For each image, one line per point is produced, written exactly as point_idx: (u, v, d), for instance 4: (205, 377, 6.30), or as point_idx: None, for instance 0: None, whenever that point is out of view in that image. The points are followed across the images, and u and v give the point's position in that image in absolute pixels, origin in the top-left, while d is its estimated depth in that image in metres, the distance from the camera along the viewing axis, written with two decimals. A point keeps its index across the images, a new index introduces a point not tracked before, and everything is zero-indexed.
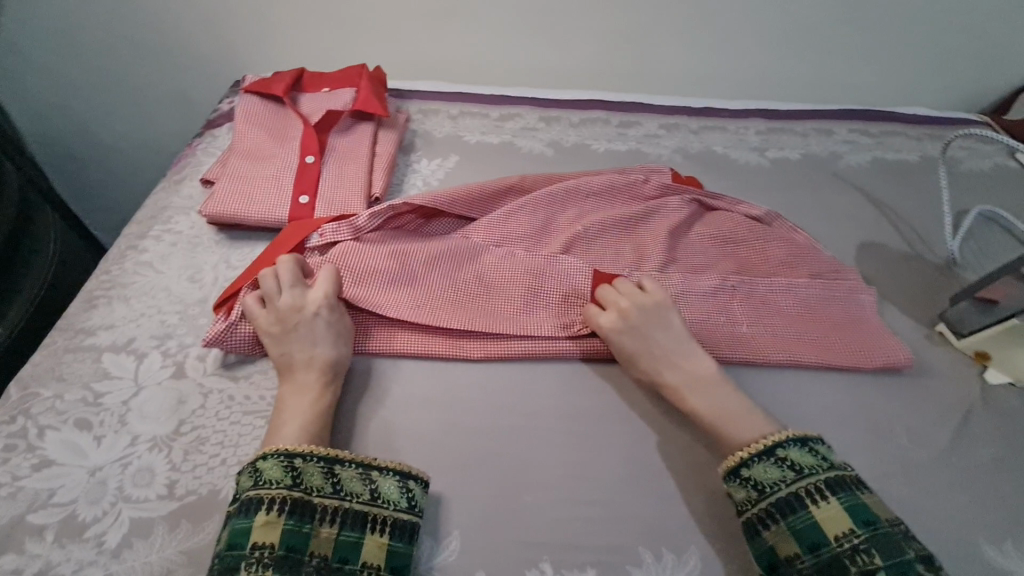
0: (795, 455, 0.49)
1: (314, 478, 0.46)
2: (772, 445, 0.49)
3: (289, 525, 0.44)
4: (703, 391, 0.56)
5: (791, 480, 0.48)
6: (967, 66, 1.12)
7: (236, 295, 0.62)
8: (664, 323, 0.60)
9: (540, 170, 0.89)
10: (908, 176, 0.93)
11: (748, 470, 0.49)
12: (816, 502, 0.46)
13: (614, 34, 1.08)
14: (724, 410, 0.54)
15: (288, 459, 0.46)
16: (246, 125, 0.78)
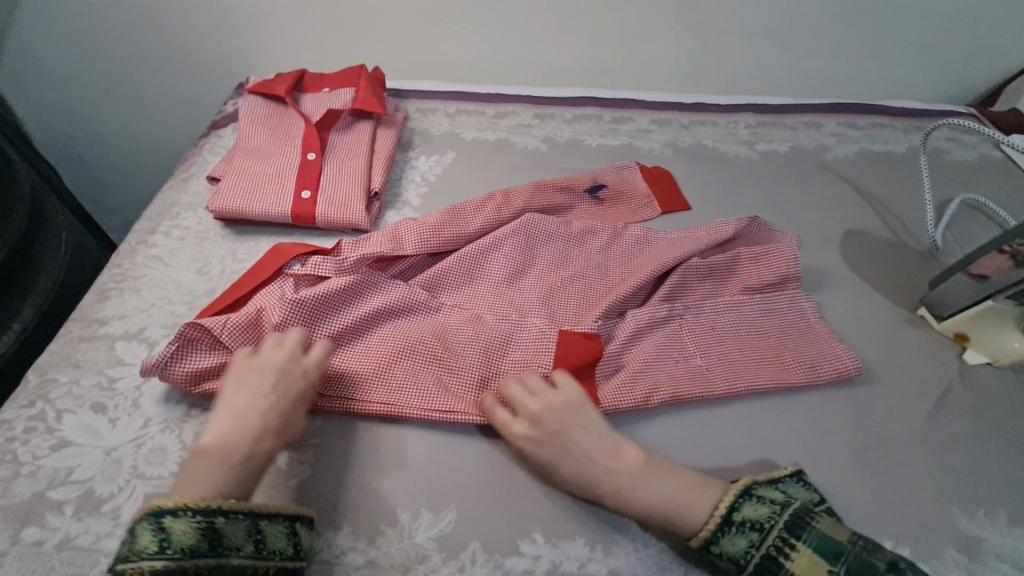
0: (748, 513, 0.49)
1: (184, 537, 0.43)
2: (727, 513, 0.49)
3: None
4: (642, 480, 0.51)
5: (758, 542, 0.48)
6: (955, 59, 1.14)
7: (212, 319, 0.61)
8: (584, 418, 0.55)
9: (534, 165, 0.92)
10: (894, 167, 0.96)
11: (717, 546, 0.49)
12: (786, 555, 0.46)
13: (606, 32, 1.11)
14: (669, 499, 0.50)
15: (157, 522, 0.43)
16: (249, 124, 0.81)
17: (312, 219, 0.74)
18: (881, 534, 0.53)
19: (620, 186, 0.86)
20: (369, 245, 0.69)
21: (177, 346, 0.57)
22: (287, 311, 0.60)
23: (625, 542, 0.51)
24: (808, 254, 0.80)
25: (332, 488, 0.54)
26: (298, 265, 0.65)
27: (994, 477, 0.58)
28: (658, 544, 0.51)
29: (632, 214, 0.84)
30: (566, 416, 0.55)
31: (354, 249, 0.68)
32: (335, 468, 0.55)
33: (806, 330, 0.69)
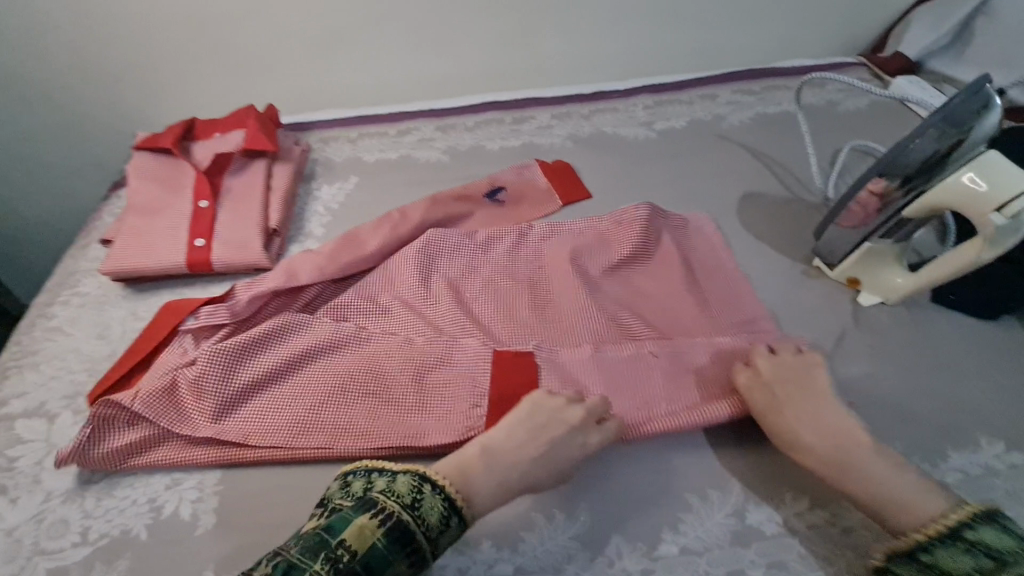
0: (987, 538, 0.45)
1: (431, 513, 0.47)
2: (955, 532, 0.46)
3: (378, 543, 0.44)
4: (865, 461, 0.51)
5: (987, 569, 0.44)
6: (840, 12, 1.18)
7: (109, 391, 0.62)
8: (810, 389, 0.57)
9: (436, 178, 0.93)
10: (788, 126, 0.98)
11: (931, 556, 0.46)
12: None
13: (497, 36, 1.13)
14: (885, 489, 0.49)
15: (419, 480, 0.49)
16: (139, 180, 0.81)
17: (208, 265, 0.75)
18: (783, 487, 0.54)
19: (519, 186, 0.88)
20: (263, 283, 0.68)
21: (90, 430, 0.56)
22: (197, 372, 0.59)
23: (530, 537, 0.52)
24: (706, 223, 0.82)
25: (235, 533, 0.54)
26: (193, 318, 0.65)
27: (890, 413, 0.59)
28: (564, 533, 0.52)
29: (533, 212, 0.85)
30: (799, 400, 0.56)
31: (247, 292, 0.67)
32: (239, 513, 0.55)
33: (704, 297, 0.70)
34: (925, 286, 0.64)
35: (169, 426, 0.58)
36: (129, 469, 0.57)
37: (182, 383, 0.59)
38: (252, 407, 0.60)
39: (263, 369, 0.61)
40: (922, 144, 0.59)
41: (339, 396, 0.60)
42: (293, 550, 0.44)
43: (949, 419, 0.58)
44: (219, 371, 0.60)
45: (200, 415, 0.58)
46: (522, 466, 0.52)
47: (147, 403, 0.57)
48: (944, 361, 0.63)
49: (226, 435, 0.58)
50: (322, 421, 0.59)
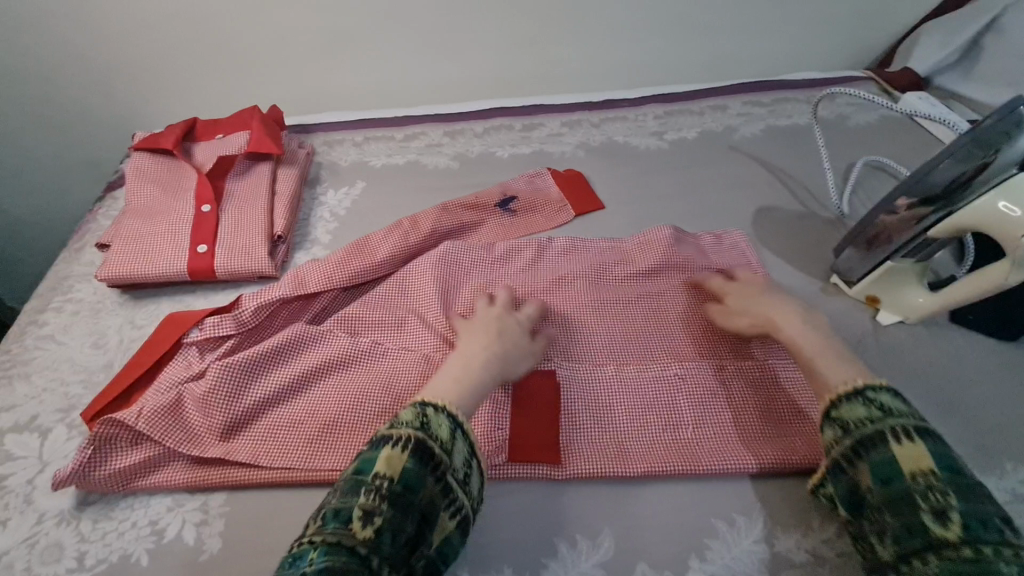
0: (885, 399, 0.50)
1: (440, 431, 0.49)
2: (862, 388, 0.51)
3: (408, 465, 0.46)
4: (799, 328, 0.61)
5: (876, 418, 0.49)
6: (848, 27, 1.18)
7: (108, 407, 0.59)
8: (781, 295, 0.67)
9: (446, 185, 0.91)
10: (799, 139, 0.97)
11: (838, 411, 0.51)
12: (896, 439, 0.47)
13: (505, 41, 1.11)
14: (820, 349, 0.58)
15: (422, 408, 0.50)
16: (138, 183, 0.78)
17: (211, 273, 0.72)
18: (810, 512, 0.54)
19: (531, 195, 0.86)
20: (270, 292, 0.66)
21: (92, 449, 0.53)
22: (207, 387, 0.57)
23: (553, 565, 0.50)
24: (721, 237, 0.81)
25: (247, 561, 0.51)
26: (198, 330, 0.62)
27: None
28: (588, 560, 0.51)
29: (546, 222, 0.84)
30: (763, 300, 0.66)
31: (254, 301, 0.64)
32: (248, 537, 0.52)
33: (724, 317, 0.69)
34: (946, 306, 0.64)
35: (173, 446, 0.55)
36: (128, 492, 0.54)
37: (189, 399, 0.57)
38: (260, 425, 0.58)
39: (276, 384, 0.60)
40: (947, 167, 0.58)
41: (349, 415, 0.59)
42: (340, 490, 0.45)
43: (973, 442, 0.58)
44: (228, 386, 0.58)
45: (206, 433, 0.56)
46: (495, 352, 0.59)
47: (151, 421, 0.55)
48: (966, 383, 0.63)
49: (237, 452, 0.56)
50: (333, 440, 0.57)
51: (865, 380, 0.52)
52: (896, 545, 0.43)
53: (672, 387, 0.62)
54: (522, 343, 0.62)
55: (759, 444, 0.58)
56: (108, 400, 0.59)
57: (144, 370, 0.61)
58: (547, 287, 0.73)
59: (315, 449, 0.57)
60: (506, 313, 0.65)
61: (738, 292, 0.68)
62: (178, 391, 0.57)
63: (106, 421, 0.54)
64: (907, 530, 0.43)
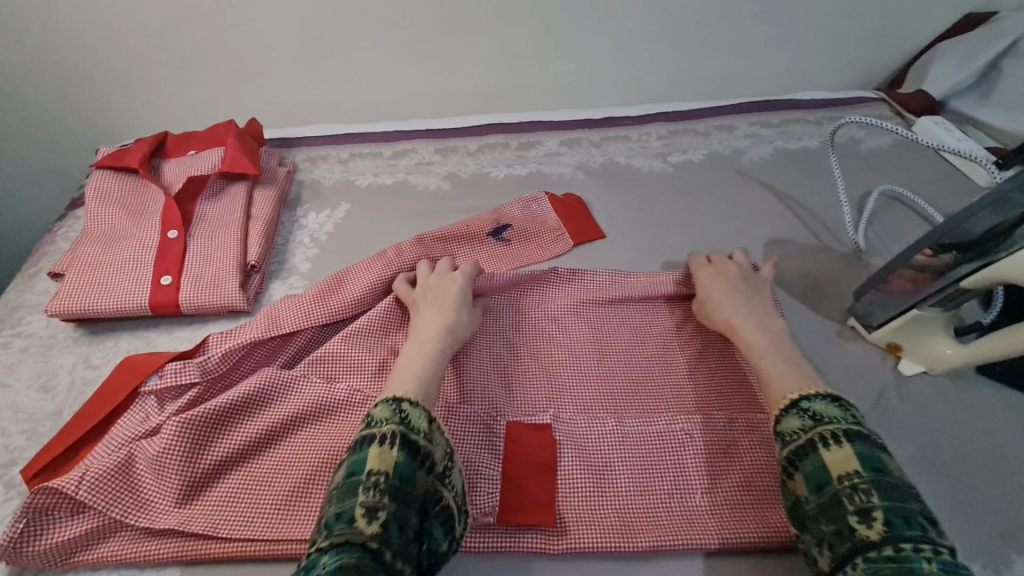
0: (818, 407, 0.49)
1: (418, 422, 0.48)
2: (796, 398, 0.50)
3: (399, 458, 0.45)
4: (755, 331, 0.59)
5: (809, 428, 0.48)
6: (860, 45, 1.13)
7: (53, 466, 0.52)
8: (759, 293, 0.66)
9: (436, 208, 0.85)
10: (810, 164, 0.92)
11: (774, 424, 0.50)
12: (827, 446, 0.46)
13: (502, 52, 1.05)
14: (772, 356, 0.56)
15: (396, 402, 0.49)
16: (99, 205, 0.71)
17: (176, 307, 0.66)
18: None
19: (526, 221, 0.81)
20: (242, 334, 0.60)
21: (26, 521, 0.47)
22: (163, 446, 0.51)
23: None
24: None
25: None
26: (158, 377, 0.56)
27: (940, 505, 0.53)
28: None
29: (542, 252, 0.78)
30: (733, 292, 0.64)
31: (224, 347, 0.58)
32: None
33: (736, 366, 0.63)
34: (975, 360, 0.59)
35: (120, 515, 0.49)
36: (68, 568, 0.48)
37: (142, 459, 0.51)
38: (223, 486, 0.52)
39: (241, 440, 0.54)
40: (984, 216, 0.54)
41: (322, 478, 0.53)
42: (336, 491, 0.44)
43: (1008, 514, 0.53)
44: (187, 443, 0.52)
45: (160, 498, 0.50)
46: (443, 318, 0.59)
47: (95, 487, 0.48)
48: (996, 444, 0.58)
49: (194, 521, 0.50)
50: (302, 507, 0.51)
51: (803, 389, 0.51)
52: (831, 552, 0.42)
53: (681, 445, 0.57)
54: (466, 302, 0.62)
55: (777, 515, 0.52)
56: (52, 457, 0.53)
57: (96, 422, 0.55)
58: (543, 327, 0.67)
59: (283, 519, 0.51)
60: (445, 274, 0.65)
61: (709, 278, 0.66)
62: (131, 450, 0.51)
63: (43, 490, 0.47)
64: (838, 536, 0.42)
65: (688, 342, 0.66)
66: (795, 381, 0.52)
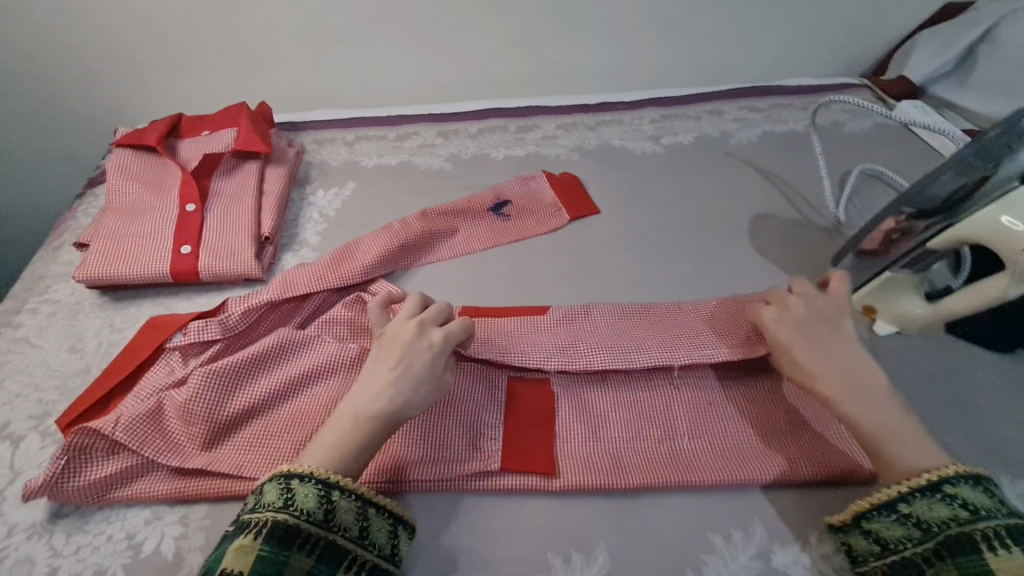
0: (970, 496, 0.45)
1: (305, 501, 0.46)
2: (939, 481, 0.46)
3: (263, 552, 0.43)
4: (856, 392, 0.52)
5: (963, 520, 0.44)
6: (845, 34, 1.17)
7: (87, 415, 0.57)
8: (835, 330, 0.57)
9: (439, 187, 0.89)
10: (796, 145, 0.97)
11: (909, 506, 0.46)
12: (991, 548, 0.42)
13: (501, 40, 1.09)
14: (885, 426, 0.50)
15: (285, 480, 0.46)
16: (119, 180, 0.75)
17: (195, 275, 0.70)
18: (808, 527, 0.53)
19: (525, 198, 0.85)
20: (258, 296, 0.64)
21: (67, 460, 0.51)
22: (190, 395, 0.55)
23: None
24: (719, 247, 0.80)
25: None
26: (182, 335, 0.60)
27: None
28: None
29: (540, 226, 0.82)
30: (813, 338, 0.56)
31: (243, 307, 0.63)
32: None
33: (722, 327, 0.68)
34: (944, 318, 0.64)
35: (152, 456, 0.53)
36: (105, 504, 0.52)
37: (170, 407, 0.55)
38: (245, 433, 0.56)
39: (262, 390, 0.58)
40: (947, 180, 0.60)
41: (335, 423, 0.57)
42: None
43: (970, 457, 0.57)
44: (211, 394, 0.56)
45: (188, 442, 0.54)
46: (398, 388, 0.52)
47: (128, 430, 0.52)
48: (963, 395, 0.62)
49: (220, 462, 0.54)
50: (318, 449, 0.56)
51: (941, 467, 0.47)
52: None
53: (668, 397, 0.61)
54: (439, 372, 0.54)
55: (756, 455, 0.56)
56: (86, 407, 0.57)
57: (126, 375, 0.59)
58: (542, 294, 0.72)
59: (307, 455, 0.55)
60: (427, 325, 0.57)
61: (786, 317, 0.58)
62: (160, 398, 0.55)
63: (81, 432, 0.51)
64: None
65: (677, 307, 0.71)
66: (926, 462, 0.48)
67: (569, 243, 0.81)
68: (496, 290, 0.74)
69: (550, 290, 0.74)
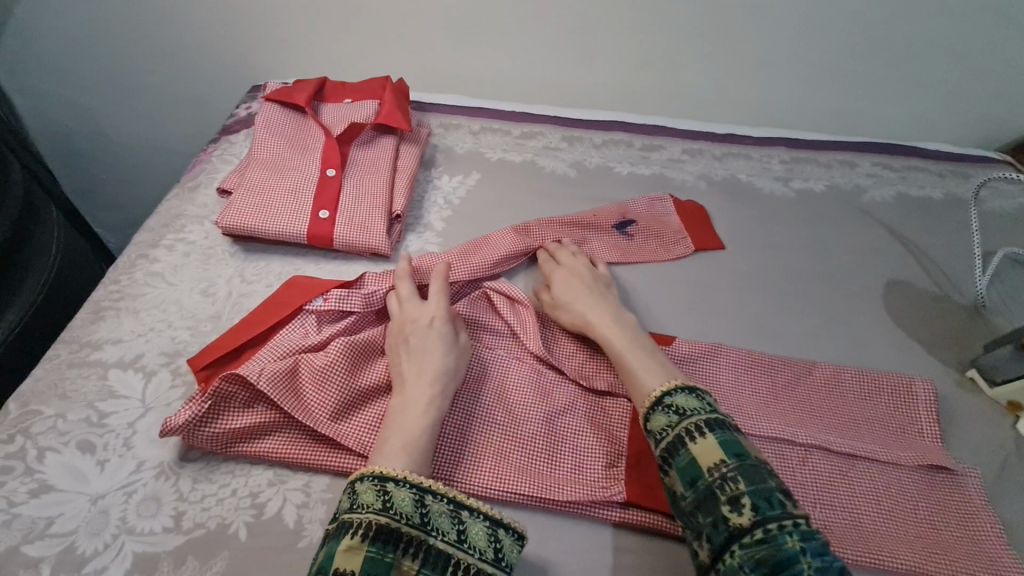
0: (679, 401, 0.50)
1: (403, 504, 0.43)
2: (660, 395, 0.51)
3: (371, 553, 0.40)
4: (610, 328, 0.61)
5: (674, 424, 0.48)
6: (995, 105, 1.11)
7: (221, 363, 0.57)
8: (593, 290, 0.65)
9: (563, 193, 0.88)
10: (934, 214, 0.92)
11: (646, 423, 0.50)
12: (693, 439, 0.47)
13: (636, 53, 1.07)
14: (627, 355, 0.57)
15: (381, 482, 0.43)
16: (266, 134, 0.76)
17: (329, 240, 0.70)
18: None
19: (649, 218, 0.83)
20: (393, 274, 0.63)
21: (209, 403, 0.51)
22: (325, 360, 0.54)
23: None
24: (849, 308, 0.77)
25: None
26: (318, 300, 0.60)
27: None
28: None
29: (663, 253, 0.80)
30: (583, 289, 0.65)
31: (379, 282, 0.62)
32: None
33: (851, 395, 0.65)
34: None
35: (291, 411, 0.52)
36: (230, 455, 0.52)
37: (306, 369, 0.54)
38: (371, 411, 0.55)
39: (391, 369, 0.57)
40: None
41: (470, 425, 0.56)
42: None
43: None
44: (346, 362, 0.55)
45: (317, 409, 0.53)
46: (427, 371, 0.53)
47: (271, 383, 0.52)
48: None
49: (345, 435, 0.52)
50: (450, 448, 0.54)
51: (666, 383, 0.52)
52: (710, 544, 0.42)
53: (800, 458, 0.58)
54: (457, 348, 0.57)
55: (895, 542, 0.53)
56: (222, 355, 0.57)
57: (259, 331, 0.58)
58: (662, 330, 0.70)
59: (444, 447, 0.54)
60: (418, 308, 0.59)
61: (561, 276, 0.67)
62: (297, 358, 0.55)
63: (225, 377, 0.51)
64: (715, 529, 0.42)
65: (807, 364, 0.68)
66: (656, 378, 0.53)
67: (691, 274, 0.79)
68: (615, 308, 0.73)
69: (671, 320, 0.72)
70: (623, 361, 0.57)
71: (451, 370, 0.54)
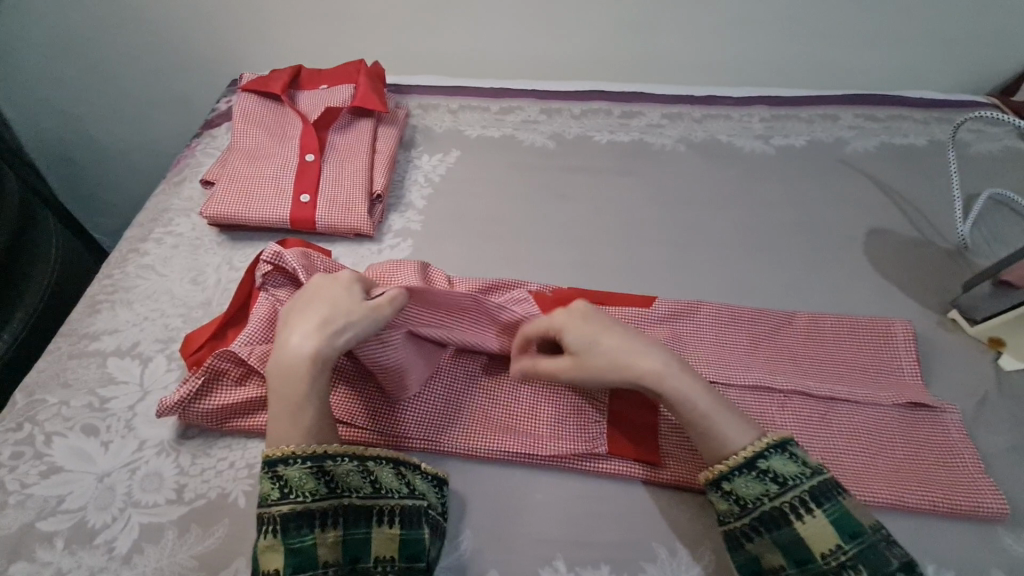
0: (776, 466, 0.48)
1: (301, 481, 0.46)
2: (754, 458, 0.48)
3: (289, 544, 0.44)
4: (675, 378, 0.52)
5: (774, 494, 0.47)
6: (981, 47, 1.09)
7: (206, 348, 0.58)
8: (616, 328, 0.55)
9: (542, 164, 0.89)
10: (918, 160, 0.92)
11: (730, 484, 0.48)
12: (799, 516, 0.46)
13: (611, 20, 1.06)
14: (700, 412, 0.51)
15: (272, 468, 0.46)
16: (247, 126, 0.78)
17: (312, 224, 0.72)
18: (924, 557, 0.52)
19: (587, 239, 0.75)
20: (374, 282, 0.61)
21: (203, 380, 0.54)
22: None
23: (653, 570, 0.49)
24: (828, 259, 0.77)
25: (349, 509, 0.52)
26: (264, 271, 0.58)
27: None
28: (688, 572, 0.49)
29: (640, 219, 0.82)
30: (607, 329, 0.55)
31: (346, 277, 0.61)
32: None
33: (829, 342, 0.66)
34: None
35: None
36: (226, 429, 0.55)
37: None
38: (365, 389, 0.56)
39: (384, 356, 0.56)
40: None
41: (456, 398, 0.57)
42: None
43: None
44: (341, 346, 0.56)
45: None
46: (301, 327, 0.51)
47: (262, 361, 0.54)
48: None
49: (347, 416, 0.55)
50: (438, 417, 0.56)
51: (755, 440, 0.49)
52: None
53: (779, 404, 0.60)
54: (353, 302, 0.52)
55: (874, 477, 0.55)
56: (205, 342, 0.58)
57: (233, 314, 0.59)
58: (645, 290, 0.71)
59: (427, 424, 0.55)
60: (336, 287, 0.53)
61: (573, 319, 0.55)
62: None
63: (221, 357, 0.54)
64: None
65: (787, 314, 0.69)
66: (742, 434, 0.50)
67: (671, 235, 0.80)
68: (598, 274, 0.74)
69: (653, 280, 0.74)
70: (702, 414, 0.51)
71: (348, 323, 0.51)
